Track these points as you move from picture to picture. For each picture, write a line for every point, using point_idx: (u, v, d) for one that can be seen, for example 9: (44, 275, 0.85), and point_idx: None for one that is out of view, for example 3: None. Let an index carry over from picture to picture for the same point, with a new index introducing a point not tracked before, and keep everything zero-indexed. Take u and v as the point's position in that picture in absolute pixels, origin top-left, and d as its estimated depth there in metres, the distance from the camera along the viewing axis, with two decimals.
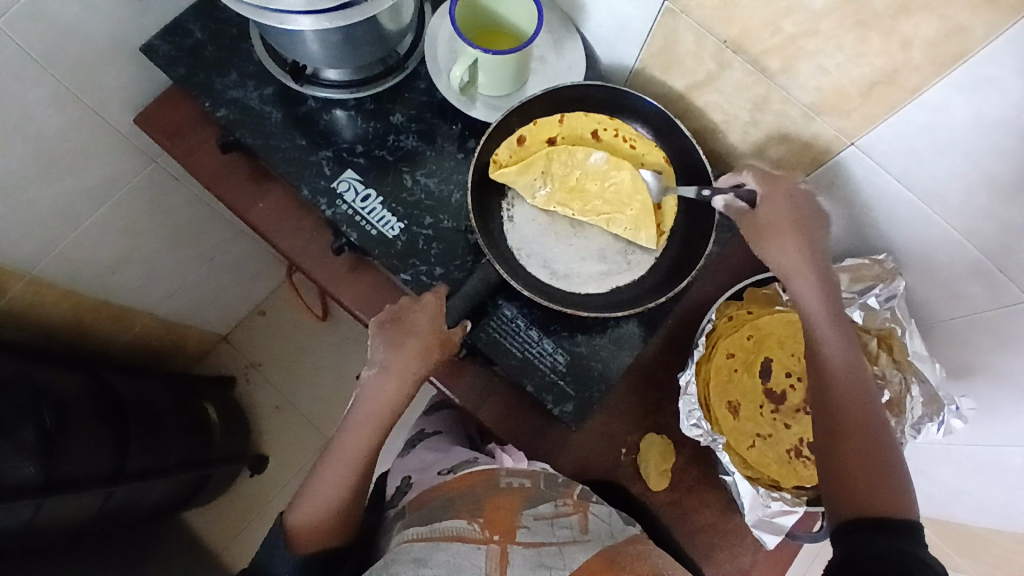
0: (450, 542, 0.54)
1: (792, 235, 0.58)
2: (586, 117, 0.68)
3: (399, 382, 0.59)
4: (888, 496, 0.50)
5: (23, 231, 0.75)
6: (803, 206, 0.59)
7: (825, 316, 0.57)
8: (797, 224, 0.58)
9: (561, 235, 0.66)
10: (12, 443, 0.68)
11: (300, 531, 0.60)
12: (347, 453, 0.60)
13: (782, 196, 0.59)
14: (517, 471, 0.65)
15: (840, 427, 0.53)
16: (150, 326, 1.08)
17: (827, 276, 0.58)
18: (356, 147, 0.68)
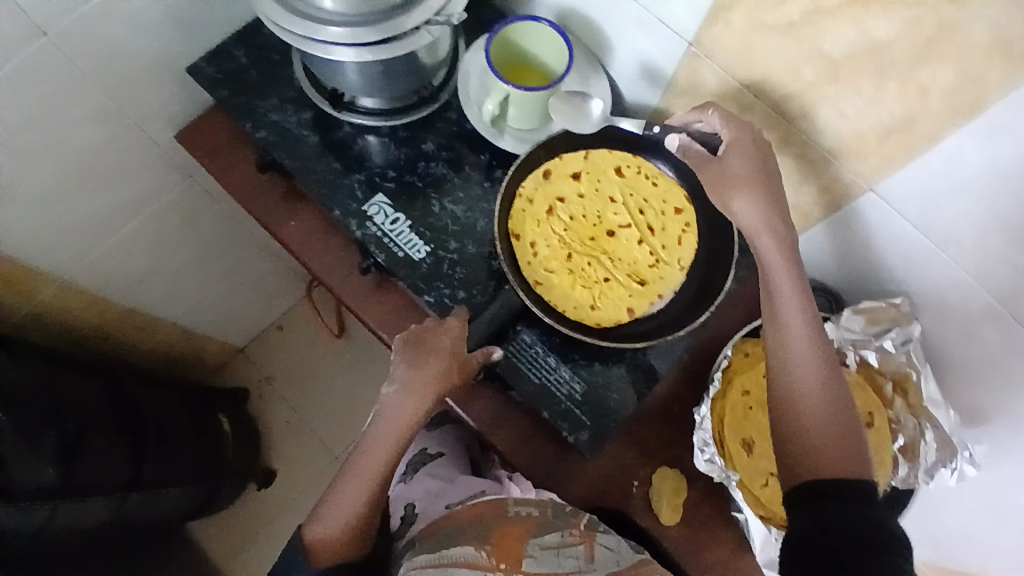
0: (459, 570, 0.60)
1: (754, 187, 0.57)
2: (609, 154, 0.69)
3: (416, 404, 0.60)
4: (844, 456, 0.52)
5: (59, 237, 0.77)
6: (764, 152, 0.58)
7: (788, 273, 0.56)
8: (758, 174, 0.57)
9: (578, 276, 0.66)
10: (34, 445, 0.69)
11: (314, 547, 0.61)
12: (363, 473, 0.61)
13: (746, 145, 0.58)
14: (526, 499, 0.66)
15: (798, 396, 0.54)
16: (171, 336, 1.10)
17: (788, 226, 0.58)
18: (387, 173, 0.71)
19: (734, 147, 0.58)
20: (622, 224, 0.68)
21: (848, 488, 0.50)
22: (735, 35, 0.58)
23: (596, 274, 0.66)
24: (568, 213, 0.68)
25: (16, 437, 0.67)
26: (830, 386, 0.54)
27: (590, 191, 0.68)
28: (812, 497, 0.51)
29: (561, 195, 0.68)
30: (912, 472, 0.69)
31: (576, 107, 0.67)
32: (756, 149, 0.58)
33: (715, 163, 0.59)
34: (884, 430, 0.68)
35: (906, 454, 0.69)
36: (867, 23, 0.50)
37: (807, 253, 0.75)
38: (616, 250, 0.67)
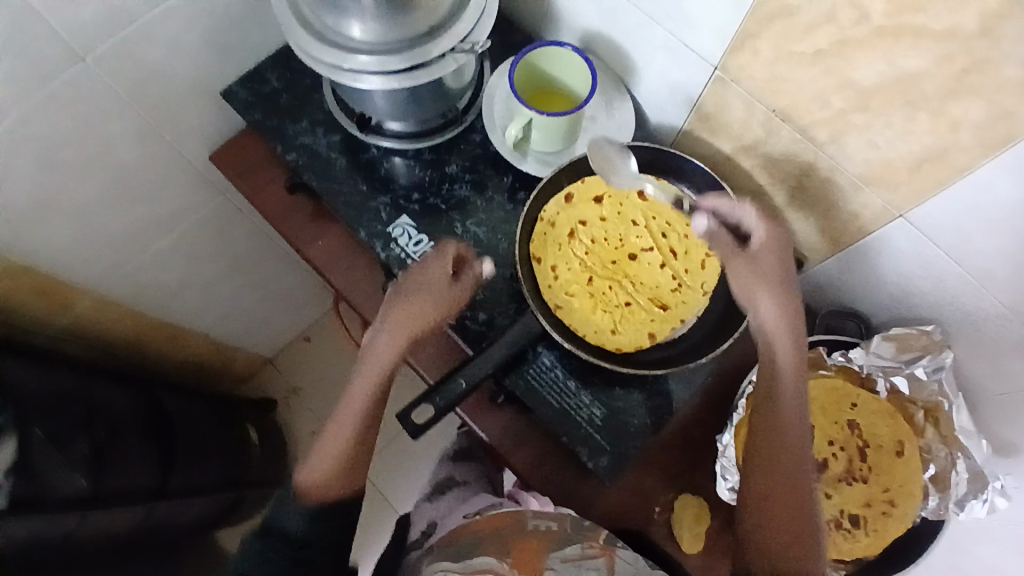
0: None
1: (775, 284, 0.58)
2: None
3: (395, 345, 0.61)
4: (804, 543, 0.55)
5: (95, 252, 0.81)
6: (784, 264, 0.59)
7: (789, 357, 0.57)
8: (780, 276, 0.58)
9: (599, 299, 0.66)
10: (65, 455, 0.72)
11: (305, 485, 0.62)
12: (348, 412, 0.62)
13: (774, 244, 0.59)
14: (545, 513, 0.65)
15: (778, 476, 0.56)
16: (202, 346, 1.13)
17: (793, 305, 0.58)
18: (411, 195, 0.72)
19: (766, 244, 0.58)
20: (644, 248, 0.67)
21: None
22: (763, 62, 0.58)
23: (618, 298, 0.66)
24: (590, 237, 0.68)
25: (48, 445, 0.70)
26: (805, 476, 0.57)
27: (612, 215, 0.68)
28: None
29: (583, 219, 0.68)
30: (942, 504, 0.70)
31: (600, 156, 0.64)
32: (786, 255, 0.59)
33: (745, 254, 0.58)
34: (914, 458, 0.70)
35: (937, 484, 0.70)
36: (896, 56, 0.49)
37: (836, 279, 0.73)
38: (638, 274, 0.67)
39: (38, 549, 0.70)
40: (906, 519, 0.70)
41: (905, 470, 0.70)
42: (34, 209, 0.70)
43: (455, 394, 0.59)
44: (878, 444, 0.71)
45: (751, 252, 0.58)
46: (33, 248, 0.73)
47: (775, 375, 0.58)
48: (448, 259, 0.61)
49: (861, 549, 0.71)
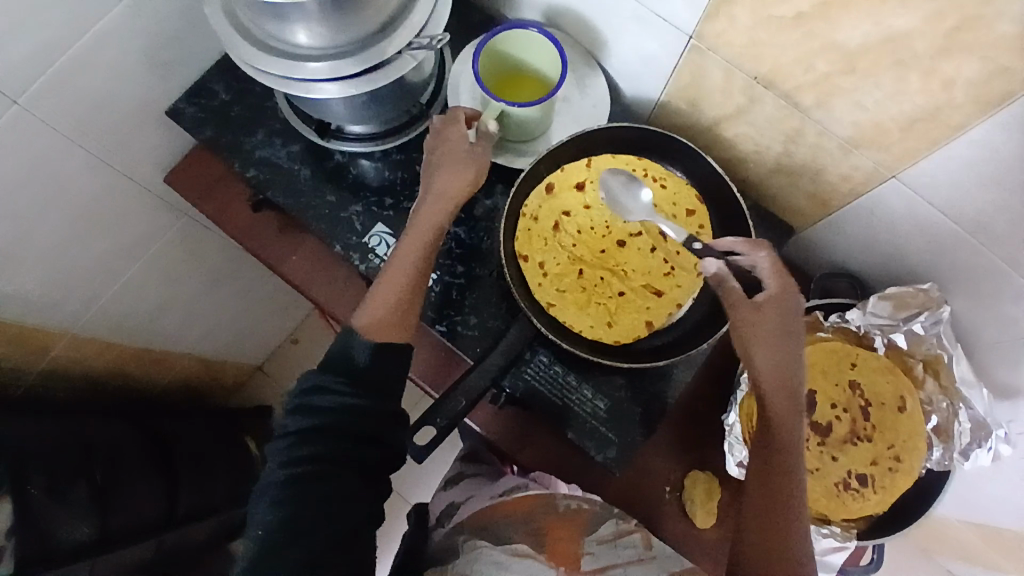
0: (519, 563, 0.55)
1: (779, 343, 0.53)
2: (612, 159, 0.67)
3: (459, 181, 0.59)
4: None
5: (60, 293, 0.76)
6: (787, 316, 0.53)
7: (780, 388, 0.52)
8: (782, 337, 0.53)
9: (592, 291, 0.64)
10: (66, 503, 0.70)
11: (362, 323, 0.56)
12: (412, 250, 0.58)
13: (784, 302, 0.53)
14: (575, 495, 0.63)
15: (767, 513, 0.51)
16: (190, 366, 1.08)
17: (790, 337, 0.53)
18: (383, 200, 0.69)
19: (776, 300, 0.53)
20: (633, 232, 0.65)
21: None
22: (741, 30, 0.55)
23: (611, 289, 0.64)
24: (576, 227, 0.65)
25: (47, 500, 0.68)
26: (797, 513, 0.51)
27: (597, 201, 0.66)
28: None
29: (567, 209, 0.65)
30: (947, 454, 0.70)
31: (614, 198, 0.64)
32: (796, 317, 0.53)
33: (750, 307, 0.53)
34: (915, 411, 0.70)
35: (940, 436, 0.71)
36: (884, 17, 0.46)
37: (829, 240, 0.72)
38: (629, 261, 0.64)
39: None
40: (913, 471, 0.70)
41: (908, 424, 0.70)
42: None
43: (455, 411, 0.57)
44: (880, 401, 0.71)
45: (758, 305, 0.53)
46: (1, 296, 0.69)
47: (772, 427, 0.52)
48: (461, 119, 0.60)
49: (871, 507, 0.71)
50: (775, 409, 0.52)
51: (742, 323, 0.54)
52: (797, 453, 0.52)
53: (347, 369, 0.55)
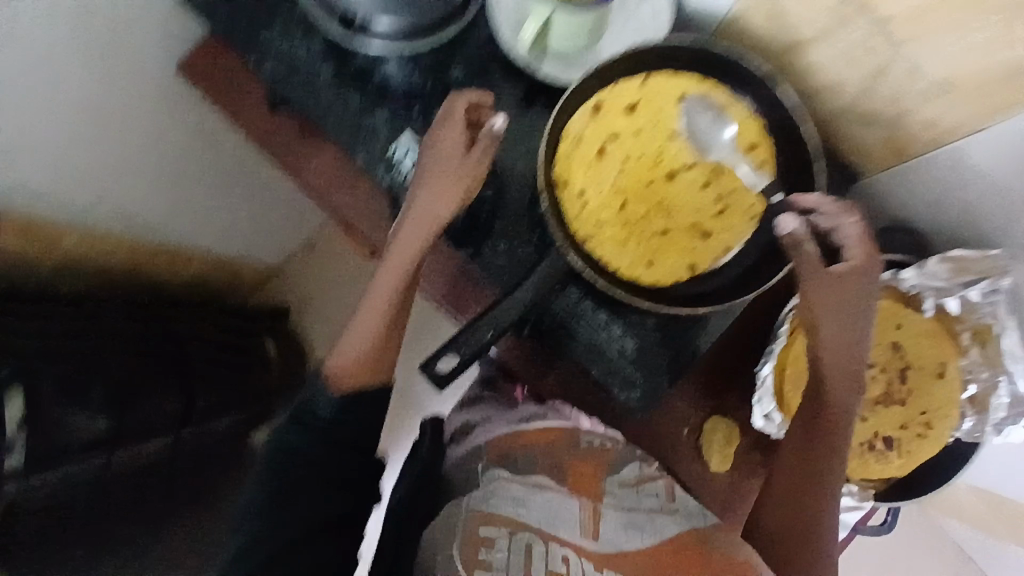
0: (548, 492, 0.69)
1: (847, 321, 0.52)
2: (671, 79, 0.59)
3: (428, 222, 0.57)
4: (811, 541, 0.56)
5: (67, 187, 0.74)
6: (861, 287, 0.52)
7: (840, 360, 0.53)
8: (854, 309, 0.53)
9: (633, 229, 0.58)
10: (81, 398, 0.69)
11: (330, 373, 0.62)
12: (375, 301, 0.60)
13: (863, 278, 0.52)
14: (598, 432, 0.73)
15: (801, 471, 0.56)
16: (206, 264, 1.05)
17: (861, 307, 0.52)
18: (412, 107, 0.62)
19: (854, 276, 0.52)
20: (685, 164, 0.58)
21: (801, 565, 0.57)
22: None
23: (654, 228, 0.58)
24: (622, 153, 0.58)
25: (59, 397, 0.67)
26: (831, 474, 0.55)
27: (648, 126, 0.59)
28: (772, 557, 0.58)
29: (614, 132, 0.59)
30: (978, 426, 0.66)
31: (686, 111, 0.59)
32: (873, 292, 0.52)
33: (825, 278, 0.52)
34: (952, 377, 0.67)
35: (974, 405, 0.67)
36: None
37: (896, 190, 0.66)
38: (677, 197, 0.58)
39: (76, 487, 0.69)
40: (942, 438, 0.68)
41: (944, 392, 0.67)
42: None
43: (479, 344, 0.54)
44: (920, 365, 0.68)
45: (834, 279, 0.52)
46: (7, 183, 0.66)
47: (822, 397, 0.55)
48: (456, 118, 0.55)
49: (892, 470, 0.69)
50: (829, 380, 0.54)
51: (812, 293, 0.53)
52: (844, 425, 0.55)
53: (310, 418, 0.62)
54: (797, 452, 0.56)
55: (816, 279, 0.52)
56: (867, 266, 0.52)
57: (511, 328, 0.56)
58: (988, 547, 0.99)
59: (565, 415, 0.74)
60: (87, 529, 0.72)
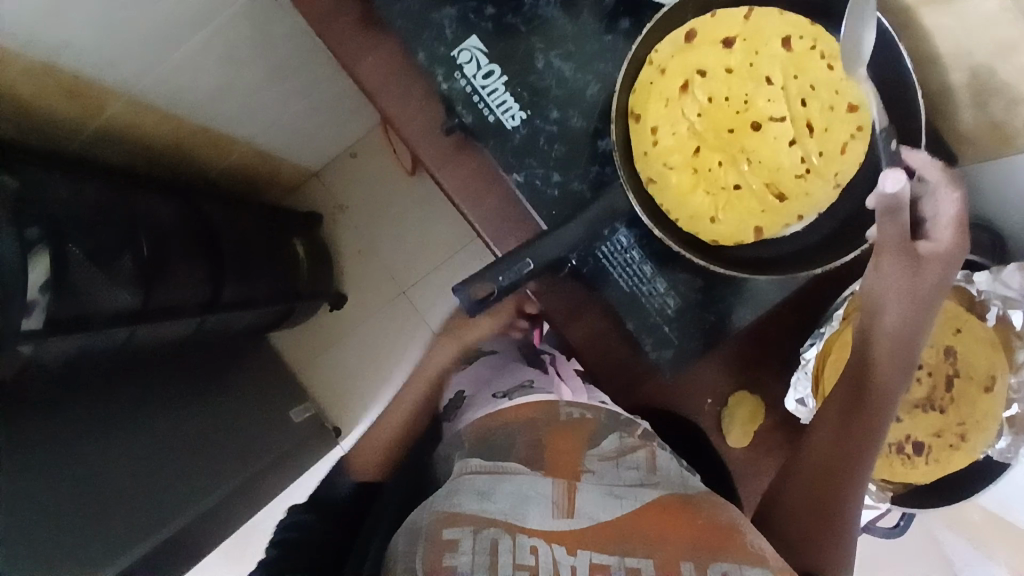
0: (513, 476, 0.53)
1: (916, 304, 0.51)
2: (778, 17, 0.53)
3: (427, 377, 0.73)
4: (830, 524, 0.56)
5: (120, 54, 0.68)
6: (936, 276, 0.50)
7: (893, 348, 0.53)
8: (925, 298, 0.51)
9: (703, 178, 0.54)
10: (111, 271, 0.66)
11: (355, 465, 0.69)
12: (395, 422, 0.71)
13: (948, 262, 0.50)
14: (579, 401, 0.61)
15: (829, 454, 0.55)
16: (245, 157, 1.03)
17: (931, 295, 0.51)
18: (484, 8, 0.56)
19: (941, 258, 0.50)
20: (775, 116, 0.53)
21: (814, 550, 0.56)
22: None
23: (723, 182, 0.54)
24: (707, 93, 0.54)
25: (85, 261, 0.63)
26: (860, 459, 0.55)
27: (742, 67, 0.53)
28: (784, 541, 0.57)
29: (704, 67, 0.54)
30: (1015, 446, 0.61)
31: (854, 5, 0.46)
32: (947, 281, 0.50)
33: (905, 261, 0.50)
34: (998, 392, 0.63)
35: (1013, 425, 0.62)
36: None
37: (989, 186, 0.60)
38: (757, 150, 0.53)
39: (83, 366, 0.68)
40: (974, 453, 0.63)
41: (988, 406, 0.63)
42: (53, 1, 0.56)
43: (520, 274, 0.51)
44: (969, 375, 0.64)
45: (920, 258, 0.50)
46: (52, 46, 0.60)
47: (867, 382, 0.54)
48: None
49: (918, 475, 0.65)
50: (880, 366, 0.53)
51: (884, 275, 0.51)
52: (883, 412, 0.54)
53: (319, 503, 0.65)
54: (830, 435, 0.55)
55: (901, 253, 0.49)
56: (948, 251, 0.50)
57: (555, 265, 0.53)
58: None
59: (552, 384, 0.65)
60: (91, 410, 0.73)
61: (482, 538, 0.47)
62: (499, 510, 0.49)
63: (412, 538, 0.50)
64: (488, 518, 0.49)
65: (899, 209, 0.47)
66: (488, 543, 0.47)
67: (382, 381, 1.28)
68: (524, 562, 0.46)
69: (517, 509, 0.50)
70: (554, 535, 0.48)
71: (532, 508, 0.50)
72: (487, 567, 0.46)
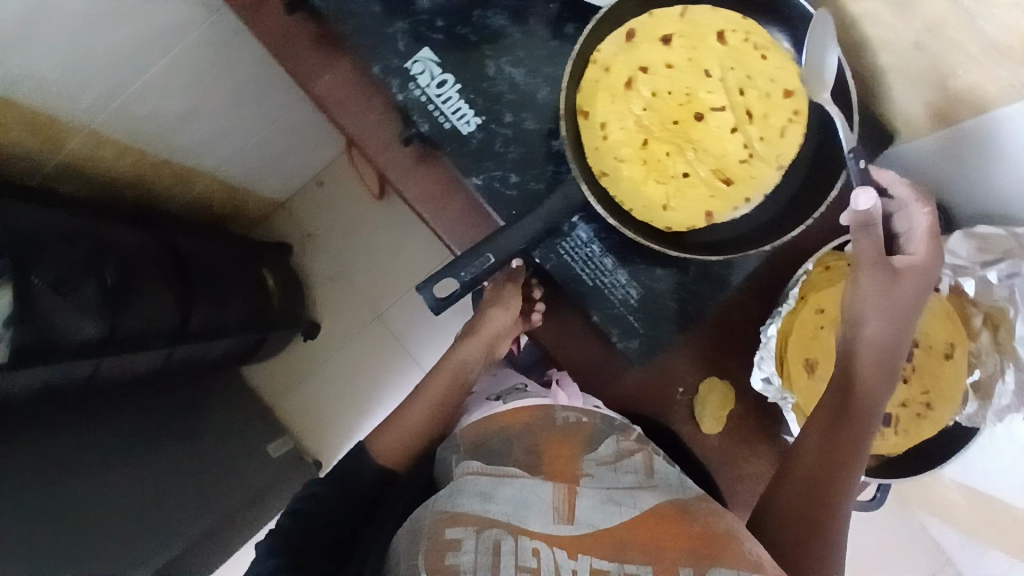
0: (515, 479, 0.53)
1: (894, 312, 0.54)
2: (712, 13, 0.56)
3: (452, 368, 0.67)
4: (826, 531, 0.55)
5: (79, 86, 0.68)
6: (911, 286, 0.53)
7: (879, 355, 0.54)
8: (905, 310, 0.54)
9: (652, 168, 0.57)
10: (74, 300, 0.66)
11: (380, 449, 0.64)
12: (426, 401, 0.66)
13: (923, 272, 0.54)
14: (574, 406, 0.61)
15: (824, 460, 0.55)
16: (210, 187, 1.03)
17: (910, 306, 0.54)
18: (435, 21, 0.58)
19: (915, 269, 0.54)
20: (715, 106, 0.56)
21: (813, 558, 0.54)
22: None
23: (672, 171, 0.57)
24: (651, 88, 0.57)
25: (50, 293, 0.63)
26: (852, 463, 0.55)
27: (682, 61, 0.56)
28: (781, 551, 0.55)
29: (645, 64, 0.57)
30: (981, 411, 0.63)
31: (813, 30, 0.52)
32: (926, 294, 0.54)
33: (887, 273, 0.53)
34: (957, 359, 0.64)
35: (978, 391, 0.63)
36: None
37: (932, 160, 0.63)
38: (701, 139, 0.57)
39: (47, 401, 0.68)
40: (941, 422, 0.64)
41: (951, 375, 0.64)
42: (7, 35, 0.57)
43: (481, 268, 0.54)
44: (929, 344, 0.64)
45: (894, 268, 0.53)
46: (13, 77, 0.61)
47: (854, 386, 0.55)
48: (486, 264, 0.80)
49: (885, 447, 0.66)
50: (864, 374, 0.55)
51: (867, 285, 0.54)
52: (872, 418, 0.55)
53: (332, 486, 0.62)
54: (822, 441, 0.55)
55: (875, 264, 0.53)
56: (928, 260, 0.54)
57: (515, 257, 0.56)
58: (964, 546, 0.98)
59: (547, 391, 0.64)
60: (58, 445, 0.72)
61: (484, 538, 0.48)
62: (501, 512, 0.50)
63: (413, 537, 0.50)
64: (490, 519, 0.49)
65: (871, 224, 0.52)
66: (490, 544, 0.48)
67: (357, 408, 1.27)
68: (526, 565, 0.47)
69: (519, 512, 0.50)
70: (556, 540, 0.48)
71: (534, 512, 0.50)
72: (489, 567, 0.46)
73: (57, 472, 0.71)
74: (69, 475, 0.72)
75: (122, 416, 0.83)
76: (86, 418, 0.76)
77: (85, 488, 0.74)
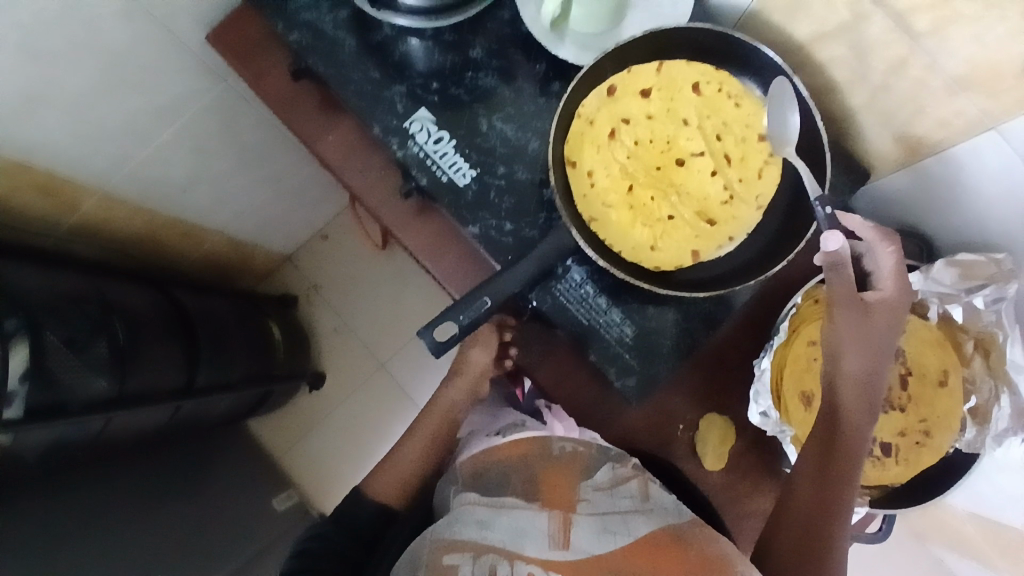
0: (511, 508, 0.54)
1: (871, 354, 0.55)
2: (687, 67, 0.61)
3: (452, 411, 0.69)
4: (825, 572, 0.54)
5: (93, 152, 0.73)
6: (881, 326, 0.55)
7: (860, 397, 0.55)
8: (880, 346, 0.55)
9: (637, 212, 0.60)
10: (86, 358, 0.68)
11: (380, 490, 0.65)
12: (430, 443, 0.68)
13: (891, 309, 0.55)
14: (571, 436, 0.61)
15: (816, 501, 0.55)
16: (219, 245, 1.07)
17: (884, 349, 0.55)
18: (430, 83, 0.63)
19: (884, 305, 0.55)
20: (695, 152, 0.60)
21: None
22: None
23: (658, 213, 0.60)
24: (633, 138, 0.61)
25: (63, 351, 0.65)
26: (842, 502, 0.55)
27: (660, 112, 0.61)
28: None
29: (627, 116, 0.61)
30: (981, 437, 0.63)
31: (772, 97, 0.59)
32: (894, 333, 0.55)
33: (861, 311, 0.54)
34: (951, 387, 0.65)
35: (976, 416, 0.64)
36: None
37: (907, 191, 0.66)
38: (684, 182, 0.60)
39: (59, 459, 0.70)
40: (941, 448, 0.65)
41: (946, 402, 0.65)
42: (20, 104, 0.61)
43: (479, 312, 0.56)
44: (922, 372, 0.65)
45: (866, 305, 0.55)
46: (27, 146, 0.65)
47: (837, 428, 0.55)
48: None
49: (886, 477, 0.66)
50: (849, 415, 0.55)
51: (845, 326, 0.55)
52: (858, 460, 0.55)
53: (338, 526, 0.63)
54: (813, 483, 0.56)
55: (849, 302, 0.54)
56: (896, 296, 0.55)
57: (509, 300, 0.58)
58: None
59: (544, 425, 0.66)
60: (64, 501, 0.72)
61: (481, 562, 0.50)
62: (498, 540, 0.51)
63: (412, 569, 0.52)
64: (487, 546, 0.51)
65: (842, 265, 0.53)
66: (486, 568, 0.49)
67: (362, 458, 1.27)
68: None
69: (516, 540, 0.51)
70: (549, 564, 0.50)
71: (529, 540, 0.51)
72: None
73: (65, 527, 0.72)
74: (78, 528, 0.73)
75: (127, 470, 0.84)
76: (94, 475, 0.77)
77: (95, 540, 0.75)
